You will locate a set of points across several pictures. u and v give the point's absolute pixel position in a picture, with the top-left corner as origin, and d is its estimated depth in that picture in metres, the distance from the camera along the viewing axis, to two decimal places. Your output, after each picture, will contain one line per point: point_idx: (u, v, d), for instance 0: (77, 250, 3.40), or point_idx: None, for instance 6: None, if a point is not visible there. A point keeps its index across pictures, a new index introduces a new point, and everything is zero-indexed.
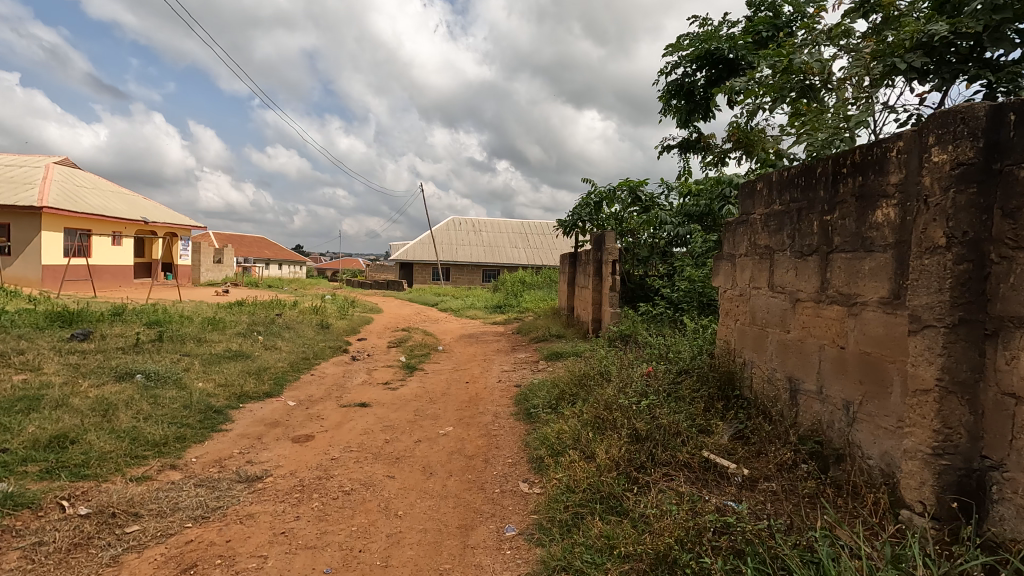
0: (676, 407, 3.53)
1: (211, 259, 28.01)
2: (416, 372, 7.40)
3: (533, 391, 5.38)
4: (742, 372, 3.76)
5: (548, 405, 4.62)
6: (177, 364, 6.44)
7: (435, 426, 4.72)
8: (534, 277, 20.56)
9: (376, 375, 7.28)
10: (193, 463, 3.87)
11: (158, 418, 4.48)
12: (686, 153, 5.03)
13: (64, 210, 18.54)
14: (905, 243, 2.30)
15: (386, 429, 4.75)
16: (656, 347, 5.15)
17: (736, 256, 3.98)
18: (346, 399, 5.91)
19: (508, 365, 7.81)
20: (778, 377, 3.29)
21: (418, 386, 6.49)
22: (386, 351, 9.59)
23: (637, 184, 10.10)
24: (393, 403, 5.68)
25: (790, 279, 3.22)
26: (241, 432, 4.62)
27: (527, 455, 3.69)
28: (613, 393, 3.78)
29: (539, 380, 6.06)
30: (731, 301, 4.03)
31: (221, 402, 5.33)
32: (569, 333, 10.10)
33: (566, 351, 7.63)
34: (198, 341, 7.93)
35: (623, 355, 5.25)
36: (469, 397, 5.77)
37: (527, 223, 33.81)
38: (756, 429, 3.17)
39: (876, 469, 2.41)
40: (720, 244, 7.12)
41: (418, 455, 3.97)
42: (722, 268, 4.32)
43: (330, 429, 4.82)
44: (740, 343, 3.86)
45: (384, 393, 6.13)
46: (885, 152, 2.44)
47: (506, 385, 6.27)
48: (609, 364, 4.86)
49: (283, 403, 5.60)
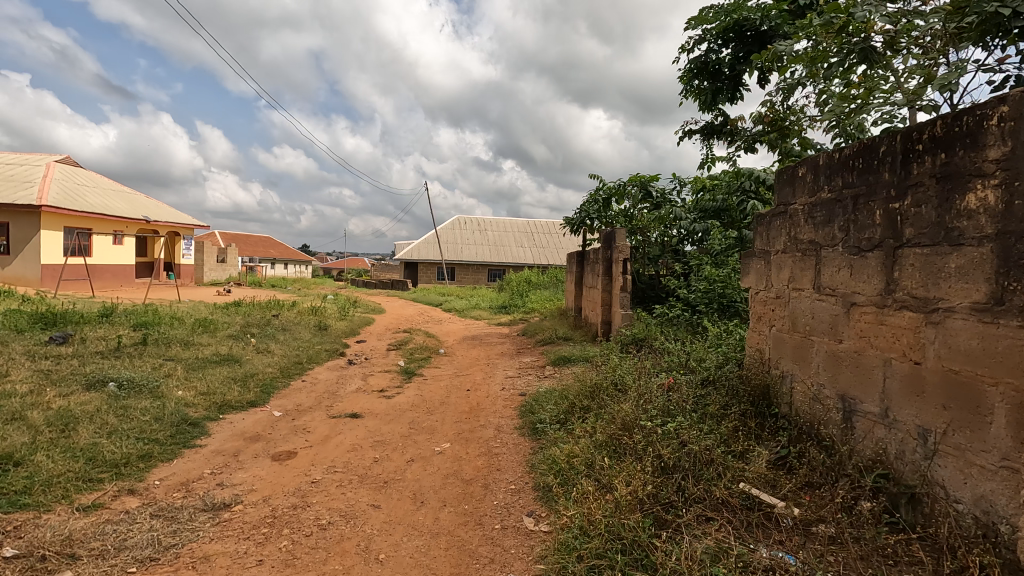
0: (704, 428, 3.06)
1: (214, 258, 27.73)
2: (415, 378, 6.96)
3: (539, 401, 4.91)
4: (778, 385, 3.29)
5: (556, 419, 4.15)
6: (158, 370, 6.02)
7: (430, 442, 4.27)
8: (540, 276, 20.09)
9: (373, 381, 6.84)
10: (155, 488, 3.43)
11: (123, 434, 4.04)
12: (710, 139, 4.53)
13: (63, 209, 18.26)
14: (1013, 234, 1.83)
15: (376, 445, 4.30)
16: (676, 355, 4.66)
17: (771, 253, 3.49)
18: (337, 409, 5.47)
19: (512, 370, 7.35)
20: (827, 395, 2.81)
21: (416, 393, 6.03)
22: (385, 354, 9.16)
23: (648, 179, 9.65)
24: (388, 414, 5.23)
25: (842, 280, 2.74)
26: (216, 449, 4.18)
27: (533, 481, 3.22)
28: (631, 410, 3.31)
29: (546, 388, 5.60)
30: (765, 305, 3.55)
31: (199, 413, 4.90)
32: (577, 335, 9.64)
33: (574, 356, 7.15)
34: (186, 344, 7.51)
35: (639, 363, 4.77)
36: (470, 408, 5.30)
37: (533, 221, 33.32)
38: (804, 456, 2.69)
39: (969, 517, 1.94)
40: (740, 241, 6.64)
41: (409, 479, 3.51)
42: (752, 267, 3.84)
43: (315, 445, 4.37)
44: (777, 353, 3.37)
45: (379, 402, 5.69)
46: (980, 121, 1.96)
47: (510, 393, 5.80)
48: (624, 373, 4.39)
49: (267, 414, 5.16)
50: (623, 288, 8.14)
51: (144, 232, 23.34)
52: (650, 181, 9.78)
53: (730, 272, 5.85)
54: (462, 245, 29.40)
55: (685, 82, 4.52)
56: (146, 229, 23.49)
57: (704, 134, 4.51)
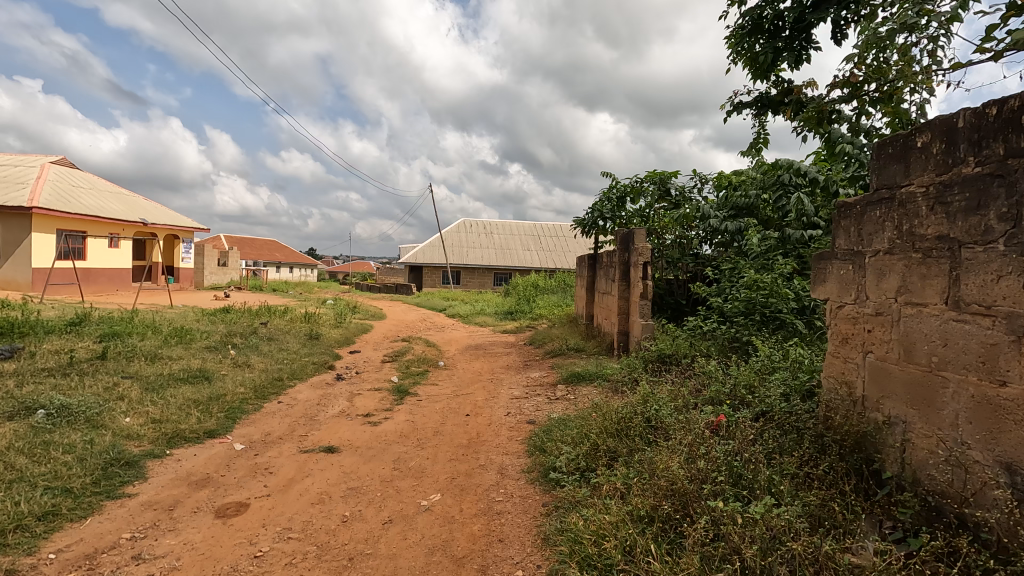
0: (789, 505, 2.20)
1: (214, 261, 27.06)
2: (409, 398, 6.11)
3: (552, 435, 4.04)
4: (881, 435, 2.41)
5: (575, 467, 3.27)
6: (109, 393, 5.19)
7: (416, 493, 3.42)
8: (547, 280, 19.22)
9: (360, 401, 6.01)
10: (46, 566, 2.60)
11: (28, 481, 3.21)
12: (765, 114, 3.66)
13: (56, 211, 17.63)
14: None
15: (349, 495, 3.44)
16: (722, 382, 3.80)
17: (865, 253, 2.61)
18: (312, 439, 4.63)
19: (520, 388, 6.51)
20: (977, 460, 1.94)
21: (407, 418, 5.18)
22: (379, 367, 8.33)
23: (667, 175, 8.80)
24: (372, 447, 4.39)
25: (1002, 293, 1.87)
26: (147, 501, 3.34)
27: (547, 568, 2.36)
28: (681, 469, 2.45)
29: (559, 415, 4.75)
30: (856, 323, 2.66)
31: (141, 449, 4.07)
32: (590, 345, 8.80)
33: (590, 373, 6.29)
34: (152, 358, 6.68)
35: (677, 390, 3.90)
36: (469, 440, 4.43)
37: (539, 223, 32.47)
38: (951, 556, 1.83)
39: None
40: (783, 242, 5.79)
41: (383, 554, 2.65)
42: (828, 273, 2.95)
43: (273, 493, 3.52)
44: (877, 389, 2.49)
45: (363, 431, 4.84)
46: None
47: (517, 421, 4.92)
48: (659, 408, 3.51)
49: (226, 448, 4.31)
50: (643, 295, 7.27)
51: (140, 234, 22.68)
52: (669, 177, 8.94)
53: (774, 278, 5.00)
54: (467, 247, 28.61)
55: (730, 47, 3.67)
56: (143, 232, 22.83)
57: (756, 109, 3.63)
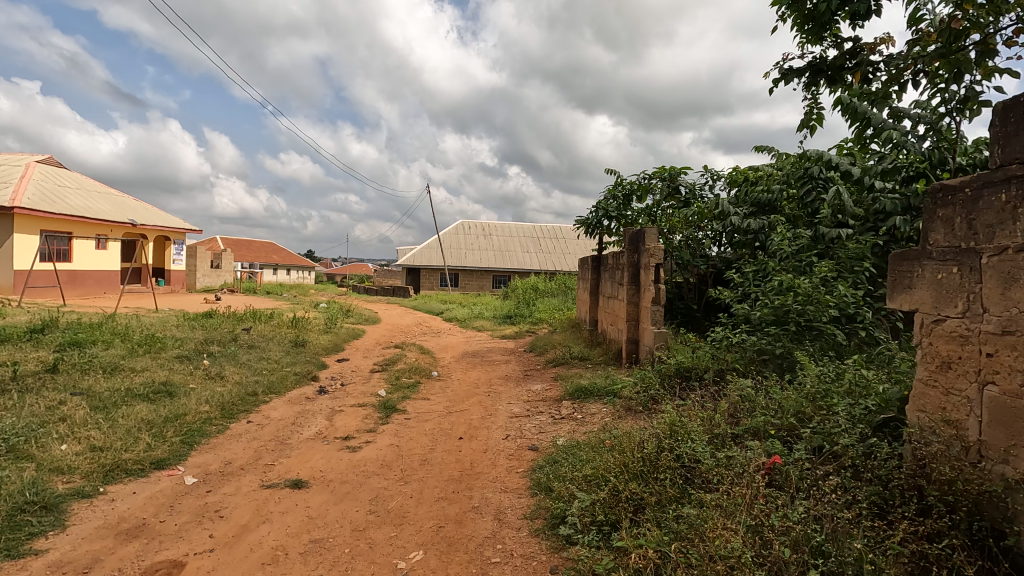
0: None
1: (205, 263, 26.37)
2: (396, 416, 5.44)
3: (560, 471, 3.36)
4: (1017, 500, 1.77)
5: (590, 521, 2.62)
6: (49, 414, 4.53)
7: (393, 549, 2.76)
8: (547, 282, 18.59)
9: (340, 420, 5.34)
10: None
11: None
12: (818, 84, 2.97)
13: (41, 211, 16.99)
14: None
15: (310, 552, 2.78)
16: (767, 412, 3.16)
17: (982, 249, 1.96)
18: (277, 470, 3.97)
19: (520, 404, 5.86)
20: None
21: (391, 443, 4.51)
22: (367, 378, 7.67)
23: (676, 171, 8.14)
24: (347, 480, 3.72)
25: None
26: (56, 561, 2.68)
27: None
28: (745, 551, 1.80)
29: (565, 441, 4.10)
30: (965, 343, 2.02)
31: (69, 487, 3.41)
32: (595, 354, 8.16)
33: (598, 387, 5.63)
34: (111, 371, 6.00)
35: (711, 419, 3.23)
36: (461, 474, 3.77)
37: (538, 225, 31.83)
38: None
39: None
40: (816, 242, 5.16)
41: None
42: (915, 279, 2.30)
43: (218, 547, 2.86)
44: (1003, 433, 1.86)
45: (337, 459, 4.17)
46: None
47: (518, 447, 4.26)
48: (695, 443, 2.86)
49: (174, 483, 3.65)
50: (655, 301, 6.64)
51: (129, 235, 22.04)
52: (678, 173, 8.29)
53: (815, 284, 4.52)
54: (465, 249, 27.96)
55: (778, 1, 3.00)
56: (131, 233, 22.10)
57: (809, 77, 2.95)
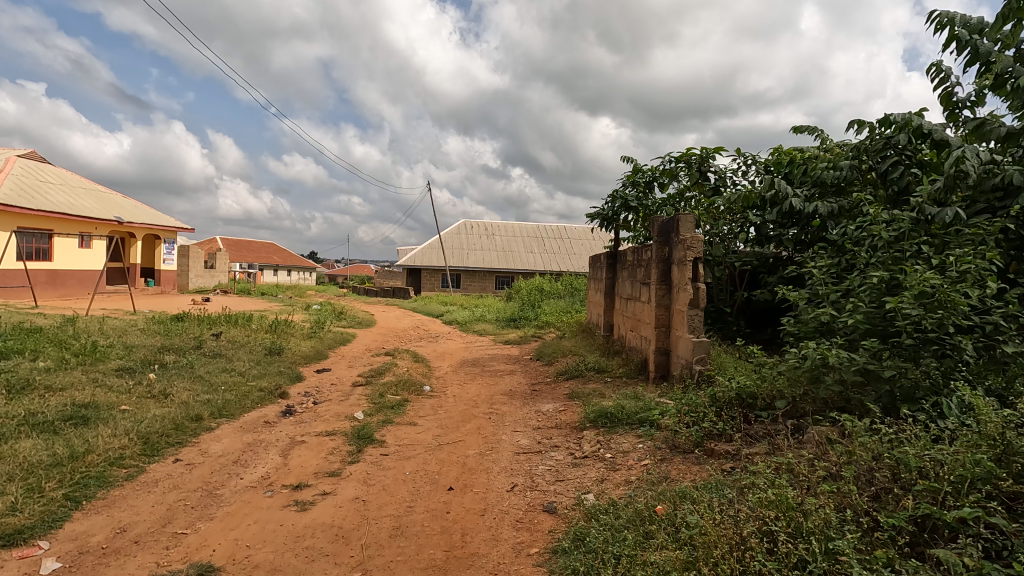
0: None
1: (198, 263, 25.29)
2: (371, 451, 4.24)
3: (599, 570, 2.15)
4: None
5: None
6: None
7: None
8: (553, 282, 17.40)
9: (299, 456, 4.15)
10: None
11: None
12: None
13: (17, 206, 15.91)
14: None
15: None
16: (942, 488, 1.95)
17: None
18: (186, 545, 2.77)
19: (528, 432, 4.65)
20: None
21: (355, 497, 3.31)
22: (346, 395, 6.47)
23: (706, 153, 6.87)
24: (279, 568, 2.53)
25: None
26: None
27: None
28: None
29: (595, 500, 2.90)
30: None
31: None
32: (614, 364, 6.97)
33: (627, 413, 4.42)
34: (23, 391, 4.82)
35: (842, 495, 2.02)
36: (446, 559, 2.56)
37: (543, 225, 30.59)
38: None
39: None
40: (917, 228, 3.97)
41: None
42: None
43: None
44: None
45: (275, 526, 2.96)
46: None
47: (528, 508, 3.06)
48: (846, 554, 1.66)
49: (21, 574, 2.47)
50: (693, 303, 5.44)
51: (116, 233, 20.96)
52: (708, 156, 7.00)
53: (936, 279, 3.32)
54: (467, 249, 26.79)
55: None
56: (116, 231, 20.91)
57: None
